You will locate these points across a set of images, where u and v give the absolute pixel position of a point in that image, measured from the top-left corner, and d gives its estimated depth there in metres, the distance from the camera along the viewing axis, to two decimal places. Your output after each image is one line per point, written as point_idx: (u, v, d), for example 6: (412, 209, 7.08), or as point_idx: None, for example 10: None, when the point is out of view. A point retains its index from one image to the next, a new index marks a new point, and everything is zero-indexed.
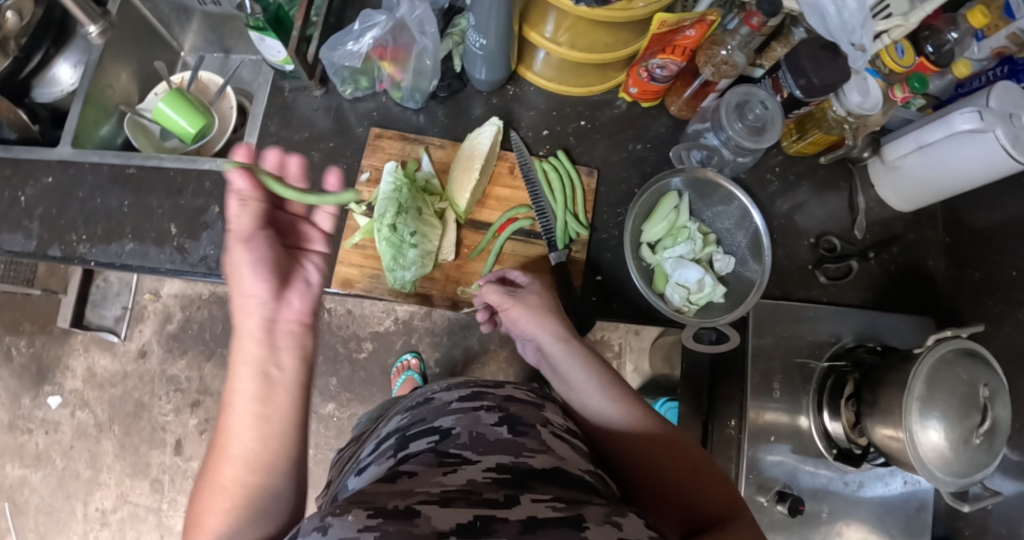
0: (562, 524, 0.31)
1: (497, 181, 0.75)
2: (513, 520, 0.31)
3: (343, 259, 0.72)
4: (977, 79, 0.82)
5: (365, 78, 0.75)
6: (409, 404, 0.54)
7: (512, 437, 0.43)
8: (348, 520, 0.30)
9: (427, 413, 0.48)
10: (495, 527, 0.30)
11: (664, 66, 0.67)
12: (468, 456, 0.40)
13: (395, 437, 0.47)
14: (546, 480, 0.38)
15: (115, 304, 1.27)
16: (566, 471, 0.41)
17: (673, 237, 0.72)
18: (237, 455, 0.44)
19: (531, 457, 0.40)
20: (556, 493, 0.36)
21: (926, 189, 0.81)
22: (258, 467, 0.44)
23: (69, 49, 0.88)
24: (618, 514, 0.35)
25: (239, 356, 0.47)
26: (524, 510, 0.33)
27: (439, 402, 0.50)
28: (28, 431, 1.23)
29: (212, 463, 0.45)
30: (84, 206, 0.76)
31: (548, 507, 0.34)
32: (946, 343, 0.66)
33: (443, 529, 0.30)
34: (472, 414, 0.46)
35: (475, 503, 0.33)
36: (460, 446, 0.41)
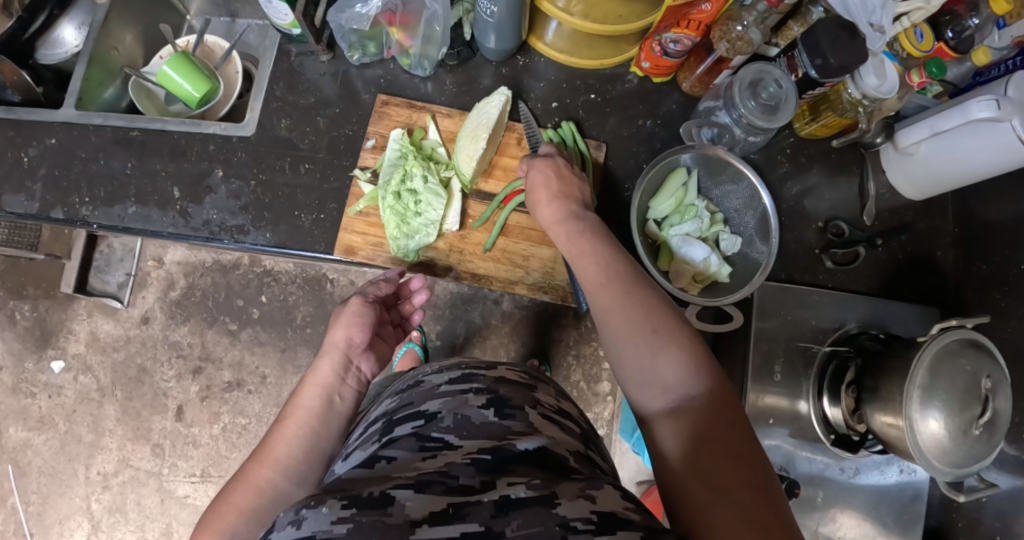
0: (536, 503, 0.31)
1: (504, 151, 0.74)
2: (486, 502, 0.31)
3: (347, 226, 0.72)
4: (997, 68, 0.80)
5: (373, 44, 0.74)
6: (400, 387, 0.54)
7: (499, 420, 0.43)
8: (322, 512, 0.30)
9: (416, 397, 0.48)
10: (467, 510, 0.31)
11: (678, 40, 0.65)
12: (450, 441, 0.40)
13: (382, 421, 0.47)
14: (528, 461, 0.38)
15: (119, 270, 1.27)
16: (550, 450, 0.40)
17: (680, 214, 0.71)
18: (280, 461, 0.51)
19: (515, 439, 0.40)
20: (535, 474, 0.36)
21: (939, 178, 0.80)
22: (292, 471, 0.51)
23: (74, 10, 0.87)
24: (594, 488, 0.34)
25: (316, 377, 0.57)
26: (499, 490, 0.33)
27: (429, 385, 0.50)
28: (31, 394, 1.24)
29: (255, 464, 0.52)
30: (88, 167, 0.75)
31: (525, 483, 0.33)
32: (951, 332, 0.65)
33: (416, 517, 0.30)
34: (460, 397, 0.46)
35: (451, 490, 0.33)
36: (443, 429, 0.41)
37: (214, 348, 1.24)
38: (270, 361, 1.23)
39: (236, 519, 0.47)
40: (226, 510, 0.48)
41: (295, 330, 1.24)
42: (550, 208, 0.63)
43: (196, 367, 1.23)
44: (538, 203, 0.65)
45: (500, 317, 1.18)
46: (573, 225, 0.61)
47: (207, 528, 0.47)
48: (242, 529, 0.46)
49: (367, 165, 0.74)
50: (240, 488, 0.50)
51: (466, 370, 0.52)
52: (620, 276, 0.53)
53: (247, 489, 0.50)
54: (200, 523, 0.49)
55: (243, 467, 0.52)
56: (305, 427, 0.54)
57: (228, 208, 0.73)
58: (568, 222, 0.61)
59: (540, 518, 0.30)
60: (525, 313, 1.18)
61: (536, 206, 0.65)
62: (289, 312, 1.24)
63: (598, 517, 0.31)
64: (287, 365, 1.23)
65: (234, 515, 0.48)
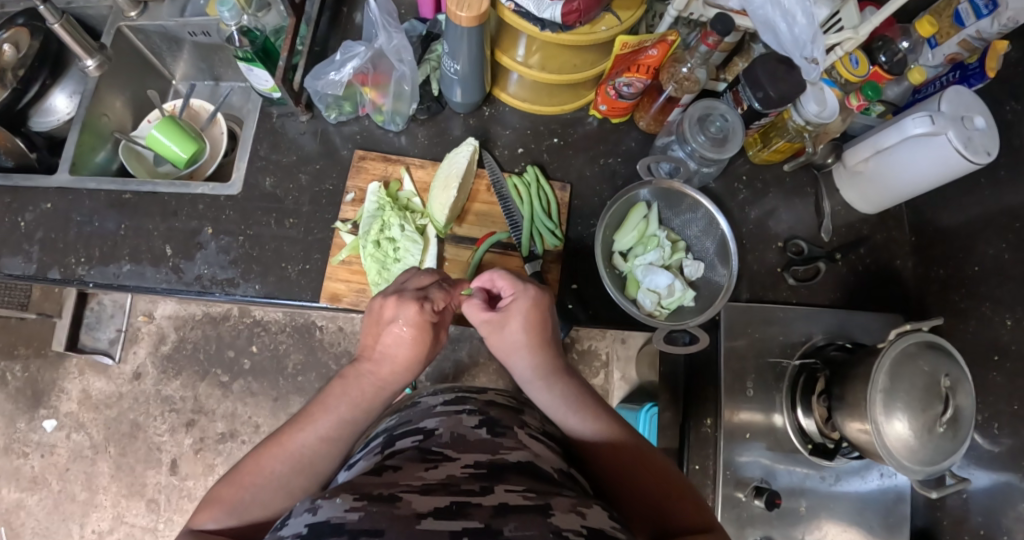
0: (532, 510, 0.34)
1: (476, 197, 0.79)
2: (486, 505, 0.35)
3: (331, 275, 0.76)
4: (932, 85, 0.88)
5: (348, 104, 0.79)
6: (398, 406, 0.60)
7: (491, 437, 0.48)
8: (336, 502, 0.34)
9: (414, 415, 0.54)
10: (468, 511, 0.34)
11: (630, 84, 0.70)
12: (448, 453, 0.44)
13: (383, 436, 0.52)
14: (520, 475, 0.41)
15: (109, 327, 1.29)
16: (537, 465, 0.45)
17: (643, 245, 0.75)
18: (297, 451, 0.54)
19: (506, 454, 0.45)
20: (528, 484, 0.40)
21: (886, 191, 0.85)
22: (304, 467, 0.54)
23: (65, 80, 0.92)
24: (584, 505, 0.37)
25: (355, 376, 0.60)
26: (497, 498, 0.36)
27: (426, 405, 0.56)
28: (23, 455, 1.24)
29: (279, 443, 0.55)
30: (82, 229, 0.79)
31: (520, 495, 0.37)
32: (909, 336, 0.69)
33: (421, 511, 0.33)
34: (455, 417, 0.51)
35: (453, 492, 0.37)
36: (441, 444, 0.46)
37: (207, 400, 1.25)
38: (263, 409, 1.25)
39: (243, 502, 0.51)
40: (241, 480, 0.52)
41: (287, 377, 1.26)
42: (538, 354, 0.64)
43: (189, 420, 1.25)
44: (518, 350, 0.64)
45: (487, 353, 1.22)
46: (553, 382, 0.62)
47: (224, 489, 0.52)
48: (251, 503, 0.51)
49: (348, 217, 0.78)
50: (251, 470, 0.53)
51: (458, 394, 0.58)
52: (611, 426, 0.59)
53: (258, 476, 0.53)
54: (209, 493, 0.53)
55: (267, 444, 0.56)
56: (330, 430, 0.56)
57: (218, 263, 0.76)
58: (553, 376, 0.63)
59: (535, 525, 0.33)
60: None
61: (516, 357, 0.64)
62: (280, 360, 1.26)
63: (588, 530, 0.34)
64: (280, 412, 1.24)
65: (243, 495, 0.51)
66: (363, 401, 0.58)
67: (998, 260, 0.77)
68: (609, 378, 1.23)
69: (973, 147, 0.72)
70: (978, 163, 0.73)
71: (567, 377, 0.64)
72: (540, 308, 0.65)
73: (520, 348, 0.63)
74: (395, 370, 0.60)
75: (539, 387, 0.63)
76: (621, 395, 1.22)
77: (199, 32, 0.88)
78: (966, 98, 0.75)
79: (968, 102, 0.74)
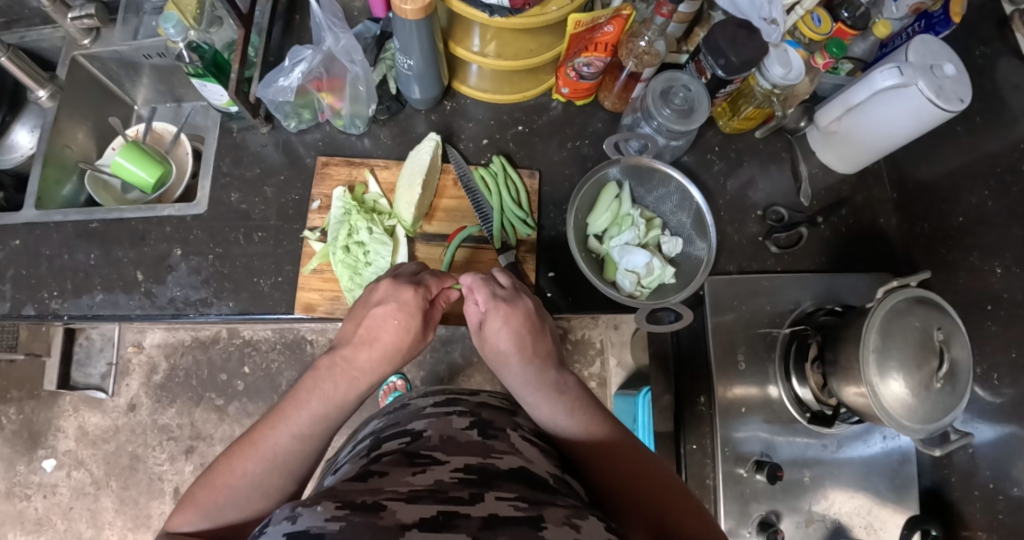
0: (522, 523, 0.34)
1: (443, 193, 0.77)
2: (475, 517, 0.34)
3: (303, 285, 0.74)
4: (898, 38, 0.87)
5: (307, 111, 0.78)
6: (387, 407, 0.59)
7: (482, 439, 0.47)
8: (317, 510, 0.33)
9: (402, 417, 0.52)
10: (456, 521, 0.33)
11: (590, 63, 0.69)
12: (437, 456, 0.43)
13: (370, 439, 0.51)
14: (513, 481, 0.41)
15: (100, 361, 1.28)
16: (530, 471, 0.44)
17: (618, 225, 0.74)
18: (268, 455, 0.53)
19: (498, 457, 0.44)
20: (520, 492, 0.39)
21: (863, 150, 0.85)
22: (283, 469, 0.53)
23: (25, 115, 0.91)
24: (579, 516, 0.37)
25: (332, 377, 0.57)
26: (487, 507, 0.35)
27: (414, 407, 0.55)
28: (26, 497, 1.23)
29: (238, 451, 0.53)
30: (53, 262, 0.77)
31: (511, 505, 0.36)
32: (898, 294, 0.69)
33: (406, 522, 0.32)
34: (445, 418, 0.50)
35: (441, 500, 0.36)
36: (430, 446, 0.45)
37: (204, 425, 1.24)
38: None
39: (223, 508, 0.50)
40: (212, 489, 0.51)
41: (282, 396, 1.24)
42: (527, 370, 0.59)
43: (188, 446, 1.24)
44: (508, 362, 0.60)
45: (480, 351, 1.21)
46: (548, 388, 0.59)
47: (193, 501, 0.51)
48: (229, 512, 0.50)
49: (315, 225, 0.77)
50: (224, 472, 0.51)
51: (449, 395, 0.57)
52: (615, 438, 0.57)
53: (231, 477, 0.51)
54: (188, 490, 0.52)
55: (227, 451, 0.54)
56: (303, 427, 0.54)
57: (190, 284, 0.75)
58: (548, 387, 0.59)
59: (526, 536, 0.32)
60: None
61: (503, 367, 0.61)
62: (274, 379, 1.25)
63: None
64: None
65: (222, 497, 0.50)
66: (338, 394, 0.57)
67: (981, 209, 0.77)
68: (605, 365, 1.23)
69: (947, 95, 0.71)
70: (953, 112, 0.72)
71: (567, 381, 0.61)
72: (523, 318, 0.61)
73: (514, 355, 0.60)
74: (372, 355, 0.58)
75: (530, 399, 0.59)
76: (619, 381, 1.22)
77: (153, 54, 0.87)
78: (933, 47, 0.74)
79: (935, 51, 0.73)
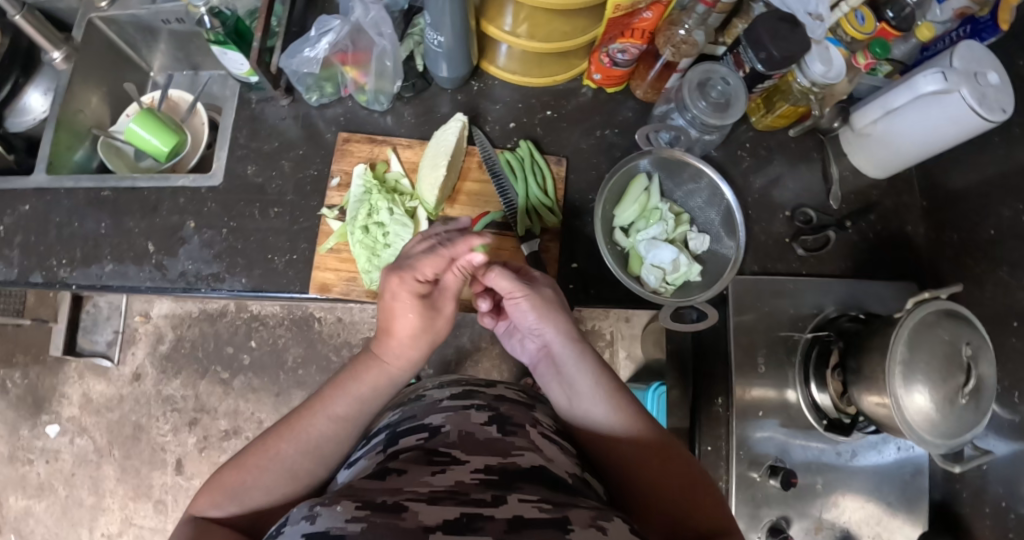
0: (548, 525, 0.32)
1: (467, 175, 0.75)
2: (499, 519, 0.32)
3: (319, 264, 0.73)
4: (942, 41, 0.83)
5: (329, 84, 0.76)
6: (402, 399, 0.57)
7: (502, 436, 0.45)
8: (337, 510, 0.31)
9: (418, 410, 0.51)
10: (479, 524, 0.32)
11: (624, 50, 0.66)
12: (457, 455, 0.42)
13: (385, 433, 0.49)
14: (534, 481, 0.39)
15: (106, 329, 1.27)
16: (551, 470, 0.43)
17: (646, 219, 0.72)
18: (303, 439, 0.51)
19: (519, 456, 0.42)
20: (542, 493, 0.38)
21: (898, 155, 0.82)
22: (319, 456, 0.51)
23: (39, 77, 0.89)
24: (604, 518, 0.35)
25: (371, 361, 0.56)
26: (511, 509, 0.34)
27: (431, 400, 0.53)
28: (28, 462, 1.23)
29: (276, 433, 0.51)
30: (62, 230, 0.76)
31: (535, 506, 0.35)
32: (927, 306, 0.66)
33: (429, 525, 0.31)
34: (463, 413, 0.48)
35: (462, 502, 0.34)
36: (448, 443, 0.44)
37: (208, 398, 1.24)
38: (265, 405, 1.23)
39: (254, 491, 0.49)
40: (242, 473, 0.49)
41: (287, 373, 1.24)
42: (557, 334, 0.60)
43: (192, 419, 1.23)
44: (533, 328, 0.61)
45: (489, 337, 1.20)
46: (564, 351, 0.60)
47: (222, 484, 0.49)
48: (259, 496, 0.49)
49: (334, 203, 0.75)
50: (259, 454, 0.50)
51: (466, 387, 0.55)
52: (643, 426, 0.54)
53: (265, 459, 0.50)
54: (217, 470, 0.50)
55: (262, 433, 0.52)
56: (339, 413, 0.53)
57: (202, 258, 0.73)
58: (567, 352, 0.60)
59: None
60: None
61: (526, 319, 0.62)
62: (279, 356, 1.24)
63: None
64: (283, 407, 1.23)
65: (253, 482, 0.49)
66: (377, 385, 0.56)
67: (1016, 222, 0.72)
68: (614, 358, 1.21)
69: (989, 106, 0.68)
70: (995, 122, 0.69)
71: (592, 354, 0.60)
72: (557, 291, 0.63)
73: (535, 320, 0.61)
74: (405, 349, 0.56)
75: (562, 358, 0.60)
76: (628, 374, 1.20)
77: (173, 19, 0.85)
78: (978, 53, 0.71)
79: (980, 58, 0.70)
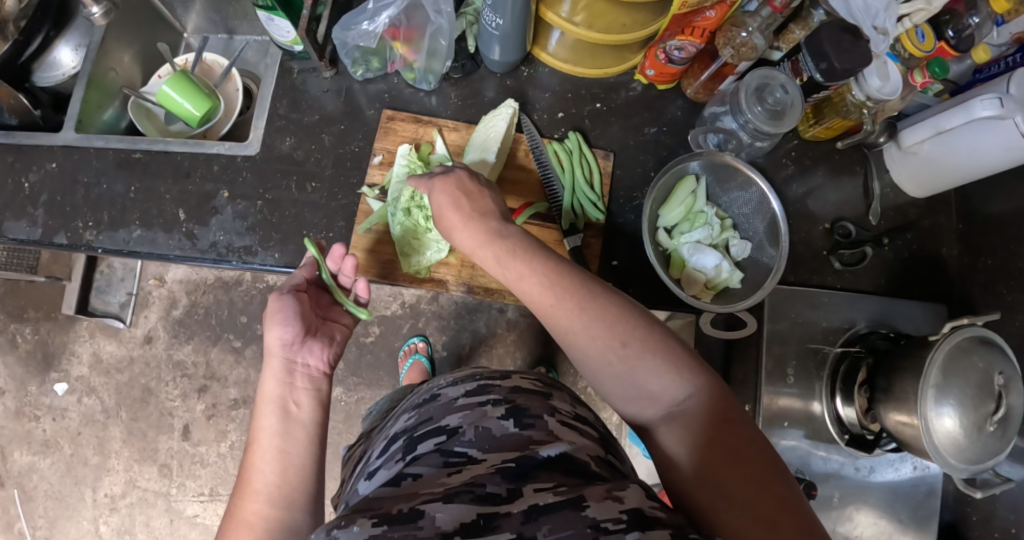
0: (564, 507, 0.33)
1: (512, 163, 0.74)
2: (516, 513, 0.33)
3: (355, 244, 0.72)
4: (997, 65, 0.77)
5: (376, 59, 0.74)
6: (416, 401, 0.54)
7: (519, 431, 0.43)
8: (354, 531, 0.32)
9: (433, 411, 0.48)
10: (497, 523, 0.32)
11: (682, 48, 0.65)
12: (473, 455, 0.41)
13: (404, 438, 0.47)
14: (551, 467, 0.39)
15: (120, 290, 1.26)
16: (574, 456, 0.41)
17: (690, 222, 0.70)
18: (261, 489, 0.47)
19: (537, 447, 0.40)
20: (560, 478, 0.37)
21: (943, 175, 0.79)
22: (281, 501, 0.47)
23: (70, 32, 0.87)
24: (619, 489, 0.36)
25: (265, 395, 0.54)
26: (526, 500, 0.34)
27: (445, 398, 0.50)
28: (35, 418, 1.23)
29: (238, 500, 0.47)
30: (90, 191, 0.74)
31: (551, 492, 0.35)
32: (963, 330, 0.65)
33: (447, 529, 0.31)
34: (478, 408, 0.46)
35: (479, 498, 0.34)
36: (466, 443, 0.42)
37: (219, 366, 1.23)
38: None
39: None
40: None
41: None
42: (490, 252, 0.54)
43: (201, 386, 1.23)
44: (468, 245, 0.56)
45: (506, 324, 1.19)
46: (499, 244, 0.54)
47: None
48: None
49: (375, 181, 0.73)
50: (236, 523, 0.46)
51: (480, 380, 0.51)
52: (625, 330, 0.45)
53: (241, 527, 0.45)
54: None
55: (228, 509, 0.48)
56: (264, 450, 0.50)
57: (234, 229, 0.72)
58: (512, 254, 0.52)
59: (570, 522, 0.32)
60: (531, 320, 1.18)
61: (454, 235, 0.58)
62: None
63: (627, 517, 0.33)
64: None
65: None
66: (284, 425, 0.51)
67: None
68: None
69: None
70: None
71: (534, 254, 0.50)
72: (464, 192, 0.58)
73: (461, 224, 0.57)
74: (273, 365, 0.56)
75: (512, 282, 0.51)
76: None
77: None
78: None
79: None
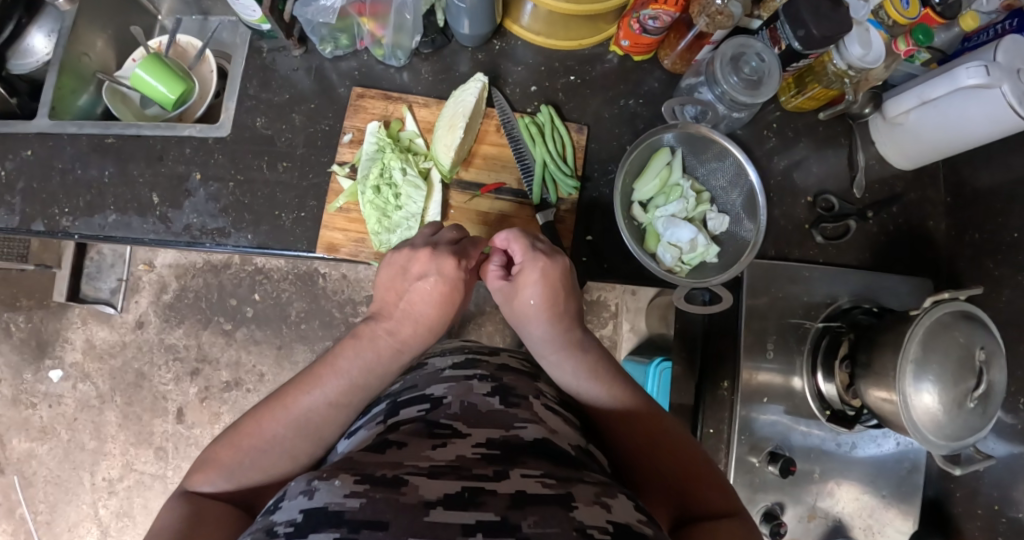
0: (551, 502, 0.31)
1: (484, 139, 0.73)
2: (502, 494, 0.31)
3: (328, 223, 0.71)
4: (986, 33, 0.75)
5: (345, 36, 0.73)
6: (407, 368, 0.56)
7: (504, 408, 0.44)
8: (335, 485, 0.31)
9: (420, 380, 0.49)
10: (482, 499, 0.31)
11: (655, 17, 0.63)
12: (458, 427, 0.40)
13: (386, 402, 0.48)
14: (538, 454, 0.38)
15: (110, 276, 1.26)
16: (555, 442, 0.41)
17: (665, 195, 0.71)
18: (305, 413, 0.50)
19: (520, 429, 0.41)
20: (546, 468, 0.36)
21: (928, 146, 0.78)
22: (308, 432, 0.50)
23: (42, 18, 0.86)
24: (608, 495, 0.34)
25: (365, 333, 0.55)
26: (514, 485, 0.33)
27: (432, 368, 0.51)
28: (31, 405, 1.24)
29: (286, 400, 0.50)
30: (65, 176, 0.74)
31: (538, 482, 0.33)
32: (943, 305, 0.64)
33: (430, 499, 0.30)
34: (465, 383, 0.47)
35: (464, 477, 0.33)
36: (450, 415, 0.42)
37: (211, 348, 1.24)
38: (267, 358, 1.23)
39: (246, 470, 0.48)
40: (243, 441, 0.49)
41: (291, 327, 1.24)
42: (554, 347, 0.57)
43: (194, 369, 1.24)
44: (532, 317, 0.57)
45: (494, 302, 1.19)
46: (564, 342, 0.57)
47: (224, 450, 0.49)
48: (251, 474, 0.48)
49: (345, 160, 0.73)
50: (263, 420, 0.50)
51: (469, 356, 0.53)
52: (627, 394, 0.55)
53: (259, 438, 0.49)
54: (224, 433, 0.50)
55: (269, 399, 0.51)
56: (339, 395, 0.51)
57: (208, 211, 0.72)
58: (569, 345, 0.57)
59: (557, 520, 0.30)
60: None
61: (529, 326, 0.58)
62: (283, 309, 1.25)
63: (614, 527, 0.31)
64: (284, 361, 1.23)
65: (245, 455, 0.48)
66: (378, 365, 0.53)
67: None
68: (618, 330, 1.17)
69: None
70: None
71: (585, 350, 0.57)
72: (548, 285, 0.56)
73: (539, 314, 0.57)
74: (412, 327, 0.56)
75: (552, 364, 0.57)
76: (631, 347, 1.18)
77: None
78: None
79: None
